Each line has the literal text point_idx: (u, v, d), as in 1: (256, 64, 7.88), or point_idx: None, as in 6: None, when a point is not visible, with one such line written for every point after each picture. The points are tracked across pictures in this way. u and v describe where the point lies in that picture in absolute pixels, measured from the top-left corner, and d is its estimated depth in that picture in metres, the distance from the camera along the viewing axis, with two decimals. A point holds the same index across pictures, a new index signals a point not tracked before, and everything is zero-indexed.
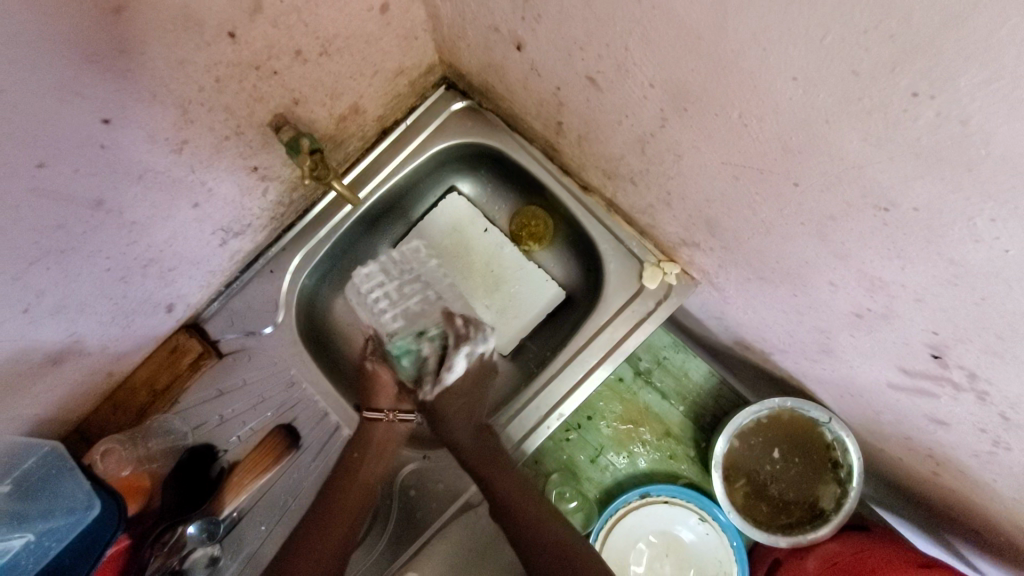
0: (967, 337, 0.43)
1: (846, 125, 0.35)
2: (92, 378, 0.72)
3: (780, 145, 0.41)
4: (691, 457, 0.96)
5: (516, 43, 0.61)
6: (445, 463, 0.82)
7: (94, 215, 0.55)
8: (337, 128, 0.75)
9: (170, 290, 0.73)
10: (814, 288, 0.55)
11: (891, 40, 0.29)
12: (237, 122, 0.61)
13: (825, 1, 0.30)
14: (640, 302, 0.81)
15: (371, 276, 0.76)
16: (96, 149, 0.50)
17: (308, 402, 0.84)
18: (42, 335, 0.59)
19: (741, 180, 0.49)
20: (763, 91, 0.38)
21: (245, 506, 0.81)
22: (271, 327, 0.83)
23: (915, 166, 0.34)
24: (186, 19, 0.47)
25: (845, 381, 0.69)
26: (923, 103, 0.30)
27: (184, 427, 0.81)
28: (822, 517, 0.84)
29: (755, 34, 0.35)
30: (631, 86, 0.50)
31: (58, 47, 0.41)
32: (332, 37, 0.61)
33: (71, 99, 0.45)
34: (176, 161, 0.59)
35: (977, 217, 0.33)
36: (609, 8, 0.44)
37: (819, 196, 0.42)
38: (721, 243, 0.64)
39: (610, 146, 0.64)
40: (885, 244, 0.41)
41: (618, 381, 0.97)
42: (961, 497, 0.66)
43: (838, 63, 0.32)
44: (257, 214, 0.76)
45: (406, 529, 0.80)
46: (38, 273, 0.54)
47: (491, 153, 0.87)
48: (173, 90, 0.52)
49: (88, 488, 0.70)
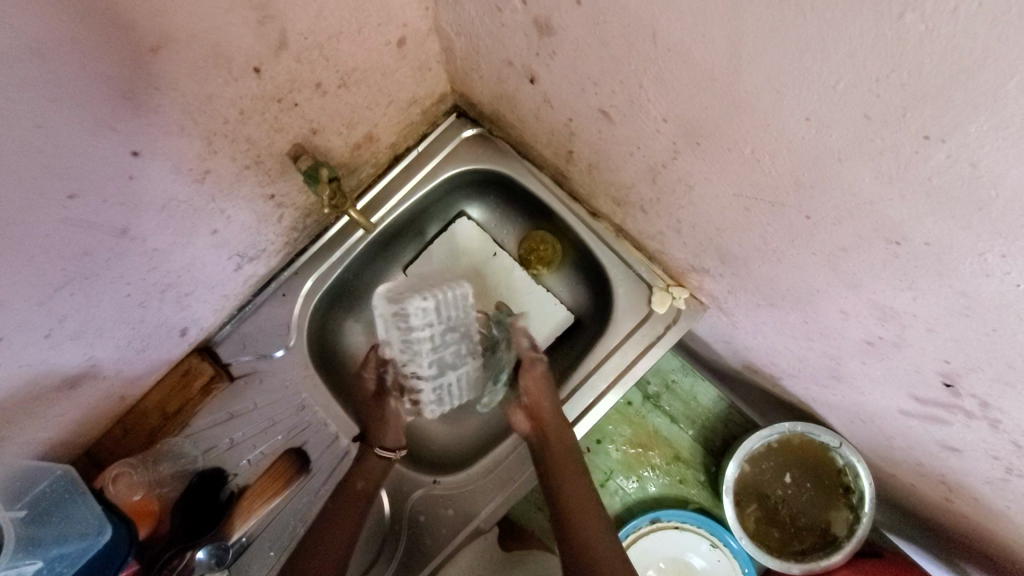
0: (978, 366, 0.44)
1: (857, 163, 0.36)
2: (105, 401, 0.73)
3: (792, 180, 0.43)
4: (701, 482, 0.96)
5: (530, 76, 0.62)
6: (455, 488, 0.82)
7: (118, 243, 0.56)
8: (352, 156, 0.76)
9: (185, 314, 0.74)
10: (824, 316, 0.55)
11: (902, 87, 0.30)
12: (258, 152, 0.62)
13: (836, 49, 0.31)
14: (649, 326, 0.81)
15: (415, 316, 0.71)
16: (124, 180, 0.51)
17: (319, 425, 0.84)
18: (61, 360, 0.60)
19: (753, 211, 0.50)
20: (776, 129, 0.39)
21: (254, 531, 0.81)
22: (283, 350, 0.84)
23: (925, 204, 0.35)
24: (216, 57, 0.49)
25: (856, 407, 0.69)
26: (933, 145, 0.31)
27: (195, 450, 0.82)
28: (835, 543, 0.83)
29: (768, 76, 0.36)
30: (643, 120, 0.52)
31: (94, 86, 0.43)
32: (351, 70, 0.63)
33: (103, 134, 0.46)
34: (199, 190, 0.60)
35: (988, 253, 0.34)
36: (623, 48, 0.46)
37: (831, 228, 0.43)
38: (731, 270, 0.65)
39: (621, 174, 0.66)
40: (897, 275, 0.42)
41: (626, 404, 0.97)
42: (975, 525, 0.66)
43: (849, 106, 0.34)
44: (272, 239, 0.78)
45: (416, 555, 0.80)
46: (62, 299, 0.54)
47: (500, 179, 0.88)
48: (199, 123, 0.53)
49: (99, 511, 0.71)
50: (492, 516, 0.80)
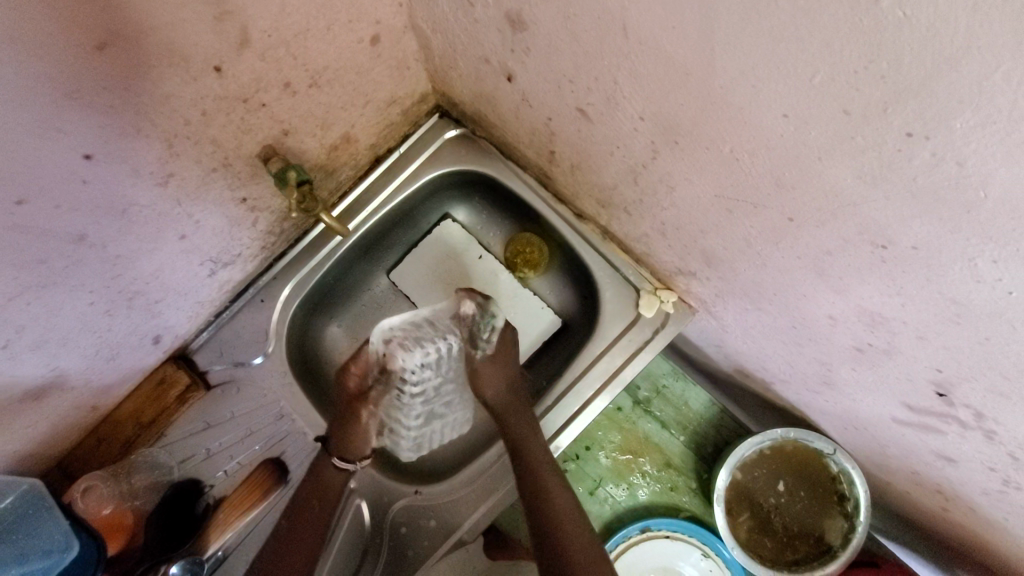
0: (971, 376, 0.42)
1: (838, 161, 0.34)
2: (73, 413, 0.70)
3: (773, 180, 0.40)
4: (693, 489, 0.93)
5: (507, 74, 0.60)
6: (438, 498, 0.79)
7: (76, 250, 0.53)
8: (328, 158, 0.74)
9: (157, 322, 0.72)
10: (813, 321, 0.53)
11: (882, 80, 0.28)
12: (225, 154, 0.60)
13: (812, 40, 0.29)
14: (637, 331, 0.79)
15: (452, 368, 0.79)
16: (78, 184, 0.49)
17: (298, 434, 0.82)
18: (21, 371, 0.58)
19: (735, 213, 0.48)
20: (754, 126, 0.37)
21: (230, 544, 0.78)
22: (261, 357, 0.82)
23: (911, 205, 0.32)
24: (172, 54, 0.47)
25: (848, 414, 0.67)
26: (917, 143, 0.29)
27: (171, 460, 0.79)
28: (830, 552, 0.81)
29: (742, 70, 0.34)
30: (621, 118, 0.50)
31: (36, 85, 0.40)
32: (322, 69, 0.61)
33: (52, 136, 0.44)
34: (162, 194, 0.58)
35: (978, 258, 0.32)
36: (596, 43, 0.43)
37: (815, 230, 0.41)
38: (718, 273, 0.62)
39: (603, 175, 0.64)
40: (884, 280, 0.40)
41: (616, 410, 0.95)
42: (972, 535, 0.63)
43: (828, 101, 0.31)
44: (247, 244, 0.75)
45: (397, 567, 0.77)
46: (18, 309, 0.52)
47: (485, 181, 0.86)
48: (158, 124, 0.51)
49: (66, 527, 0.68)
50: (475, 528, 0.78)
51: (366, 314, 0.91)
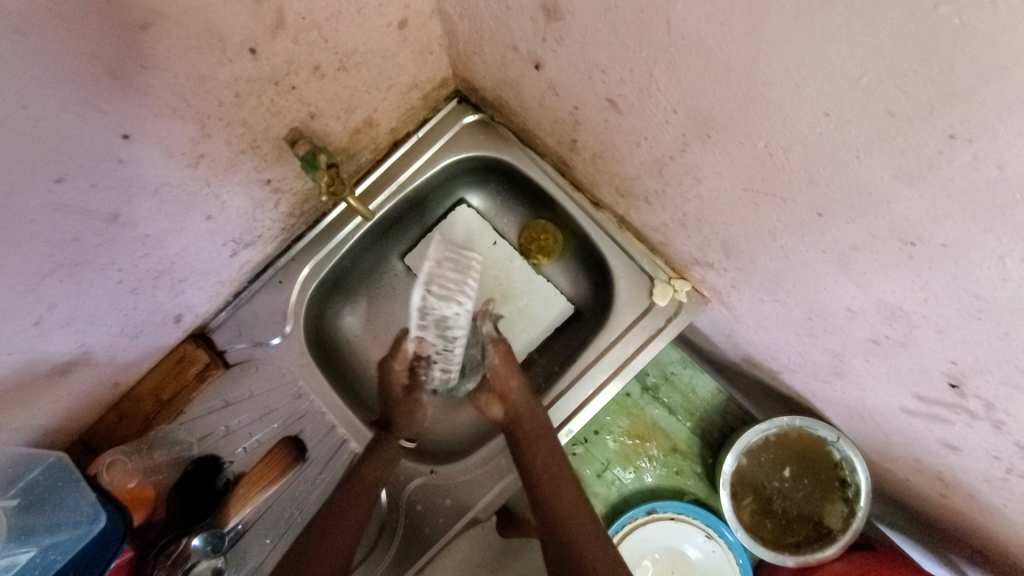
0: (986, 369, 0.43)
1: (877, 160, 0.35)
2: (98, 388, 0.72)
3: (806, 177, 0.42)
4: (697, 474, 0.96)
5: (535, 62, 0.61)
6: (455, 478, 0.81)
7: (109, 228, 0.54)
8: (351, 141, 0.75)
9: (179, 301, 0.73)
10: (831, 314, 0.55)
11: (930, 83, 0.29)
12: (253, 136, 0.61)
13: (862, 42, 0.30)
14: (650, 319, 0.81)
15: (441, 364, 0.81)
16: (114, 163, 0.50)
17: (316, 414, 0.83)
18: (51, 347, 0.59)
19: (762, 206, 0.49)
20: (792, 122, 0.38)
21: (249, 519, 0.80)
22: (279, 337, 0.83)
23: (946, 204, 0.34)
24: (208, 35, 0.47)
25: (857, 403, 0.68)
26: (960, 145, 0.30)
27: (190, 437, 0.80)
28: (829, 536, 0.84)
29: (787, 67, 0.35)
30: (652, 110, 0.51)
31: (79, 64, 0.41)
32: (350, 52, 0.61)
33: (90, 115, 0.44)
34: (192, 174, 0.58)
35: (1007, 256, 0.33)
36: (634, 34, 0.44)
37: (844, 226, 0.42)
38: (736, 264, 0.64)
39: (626, 165, 0.64)
40: (909, 276, 0.41)
41: (625, 396, 0.97)
42: (971, 522, 0.66)
43: (873, 101, 0.32)
44: (268, 225, 0.76)
45: (413, 543, 0.80)
46: (51, 285, 0.53)
47: (502, 167, 0.87)
48: (192, 105, 0.52)
49: (94, 499, 0.69)
50: (490, 506, 0.80)
51: (383, 297, 0.92)
